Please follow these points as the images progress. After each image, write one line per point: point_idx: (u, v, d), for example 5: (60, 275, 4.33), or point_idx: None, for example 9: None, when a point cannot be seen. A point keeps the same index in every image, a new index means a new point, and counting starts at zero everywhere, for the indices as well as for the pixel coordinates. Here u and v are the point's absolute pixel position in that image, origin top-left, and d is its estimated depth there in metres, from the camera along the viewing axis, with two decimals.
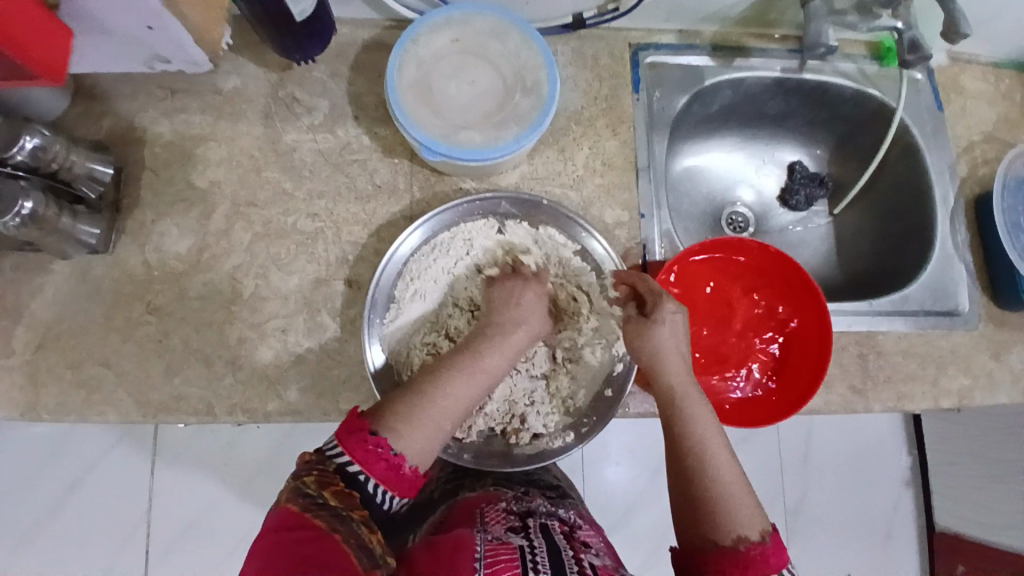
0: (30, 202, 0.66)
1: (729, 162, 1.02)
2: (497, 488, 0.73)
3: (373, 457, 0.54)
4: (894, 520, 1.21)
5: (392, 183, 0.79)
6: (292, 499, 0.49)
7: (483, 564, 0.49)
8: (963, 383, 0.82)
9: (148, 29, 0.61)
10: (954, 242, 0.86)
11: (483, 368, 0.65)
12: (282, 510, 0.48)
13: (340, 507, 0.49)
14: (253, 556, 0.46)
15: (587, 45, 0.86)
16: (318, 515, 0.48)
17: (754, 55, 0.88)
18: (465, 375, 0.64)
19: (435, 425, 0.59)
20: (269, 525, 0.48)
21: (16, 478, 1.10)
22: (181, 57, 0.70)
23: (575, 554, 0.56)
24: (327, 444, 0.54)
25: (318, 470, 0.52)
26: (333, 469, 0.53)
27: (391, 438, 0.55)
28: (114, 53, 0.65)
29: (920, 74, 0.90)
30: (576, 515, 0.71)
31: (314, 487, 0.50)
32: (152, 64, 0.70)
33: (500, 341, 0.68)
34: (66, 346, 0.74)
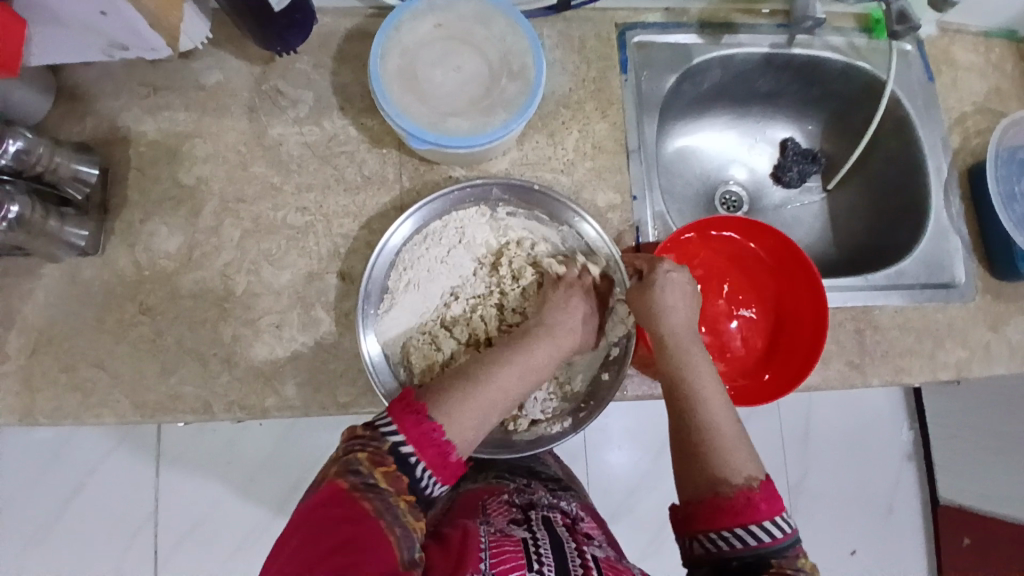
0: (16, 207, 0.65)
1: (721, 142, 1.01)
2: (500, 479, 0.73)
3: (427, 440, 0.52)
4: (897, 494, 1.22)
5: (381, 174, 0.79)
6: (342, 474, 0.49)
7: (489, 555, 0.49)
8: (961, 356, 0.82)
9: (101, 14, 0.59)
10: (949, 215, 0.86)
11: (534, 365, 0.65)
12: (331, 484, 0.48)
13: (390, 490, 0.49)
14: (297, 525, 0.46)
15: (573, 27, 0.85)
16: (366, 497, 0.47)
17: (742, 31, 0.87)
18: (513, 369, 0.63)
19: (484, 415, 0.58)
20: (314, 497, 0.48)
21: (19, 483, 1.10)
22: (138, 46, 0.65)
23: (577, 546, 0.56)
24: (380, 419, 0.53)
25: (373, 447, 0.51)
26: (387, 448, 0.51)
27: (444, 424, 0.55)
28: (68, 38, 0.62)
29: (910, 45, 0.89)
30: (579, 507, 0.71)
31: (366, 465, 0.50)
32: (111, 52, 0.66)
33: (547, 339, 0.67)
34: (59, 350, 0.74)
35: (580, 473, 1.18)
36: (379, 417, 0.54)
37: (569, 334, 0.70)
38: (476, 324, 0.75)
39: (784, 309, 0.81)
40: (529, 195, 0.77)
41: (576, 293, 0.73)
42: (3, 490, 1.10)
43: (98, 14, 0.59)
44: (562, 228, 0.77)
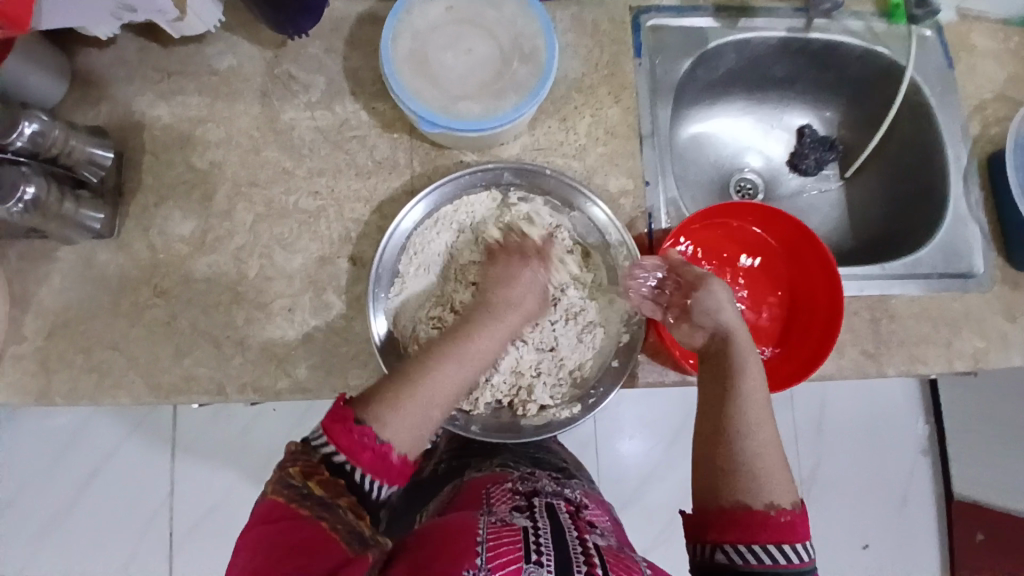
0: (32, 188, 0.66)
1: (736, 128, 1.00)
2: (505, 469, 0.73)
3: (360, 446, 0.53)
4: (910, 487, 1.20)
5: (392, 159, 0.79)
6: (278, 490, 0.50)
7: (486, 548, 0.49)
8: (979, 346, 0.80)
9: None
10: (968, 202, 0.84)
11: (475, 353, 0.66)
12: (269, 502, 0.50)
13: (327, 495, 0.50)
14: (246, 549, 0.48)
15: (586, 11, 0.84)
16: (303, 505, 0.49)
17: (759, 14, 0.86)
18: (456, 362, 0.64)
19: (423, 417, 0.59)
20: (258, 517, 0.49)
21: (39, 465, 1.12)
22: (146, 7, 0.66)
23: (579, 535, 0.57)
24: (312, 434, 0.54)
25: (304, 460, 0.52)
26: (320, 459, 0.53)
27: (377, 426, 0.55)
28: (80, 4, 0.63)
29: (930, 30, 0.87)
30: (583, 495, 0.71)
31: (299, 477, 0.51)
32: (120, 15, 0.68)
33: (489, 324, 0.68)
34: (75, 333, 0.75)
35: (592, 462, 1.19)
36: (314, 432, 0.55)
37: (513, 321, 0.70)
38: None
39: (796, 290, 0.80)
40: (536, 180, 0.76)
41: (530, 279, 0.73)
42: (24, 472, 1.12)
43: None
44: (573, 213, 0.77)
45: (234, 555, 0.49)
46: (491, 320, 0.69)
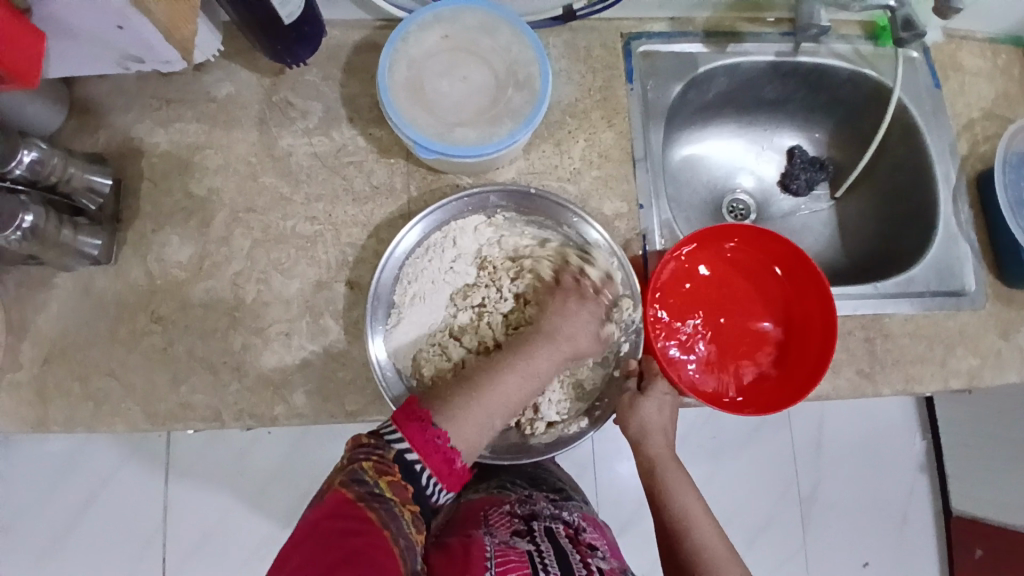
0: (30, 217, 0.66)
1: (727, 149, 1.01)
2: (504, 490, 0.73)
3: (432, 447, 0.58)
4: (910, 505, 1.20)
5: (389, 184, 0.79)
6: (347, 484, 0.54)
7: (496, 571, 0.51)
8: (972, 363, 0.81)
9: (117, 29, 0.58)
10: (958, 221, 0.85)
11: (535, 370, 0.70)
12: (337, 493, 0.53)
13: (393, 499, 0.54)
14: (303, 537, 0.50)
15: (579, 38, 0.86)
16: (371, 507, 0.52)
17: (748, 40, 0.88)
18: (519, 376, 0.68)
19: (479, 429, 0.64)
20: (322, 507, 0.52)
21: (32, 493, 1.11)
22: (152, 57, 0.64)
23: (582, 560, 0.58)
24: (385, 428, 0.58)
25: (377, 456, 0.56)
26: (392, 455, 0.57)
27: (445, 429, 0.61)
28: (85, 49, 0.62)
29: (917, 52, 0.89)
30: (581, 516, 0.71)
31: (371, 474, 0.55)
32: (127, 64, 0.66)
33: (545, 343, 0.72)
34: (71, 360, 0.75)
35: (590, 485, 1.18)
36: (384, 427, 0.59)
37: (568, 351, 0.72)
38: (484, 333, 0.77)
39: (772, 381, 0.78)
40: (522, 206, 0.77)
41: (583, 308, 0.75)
42: (15, 501, 1.11)
43: (114, 28, 0.58)
44: (564, 230, 0.78)
45: (289, 548, 0.50)
46: (544, 341, 0.72)
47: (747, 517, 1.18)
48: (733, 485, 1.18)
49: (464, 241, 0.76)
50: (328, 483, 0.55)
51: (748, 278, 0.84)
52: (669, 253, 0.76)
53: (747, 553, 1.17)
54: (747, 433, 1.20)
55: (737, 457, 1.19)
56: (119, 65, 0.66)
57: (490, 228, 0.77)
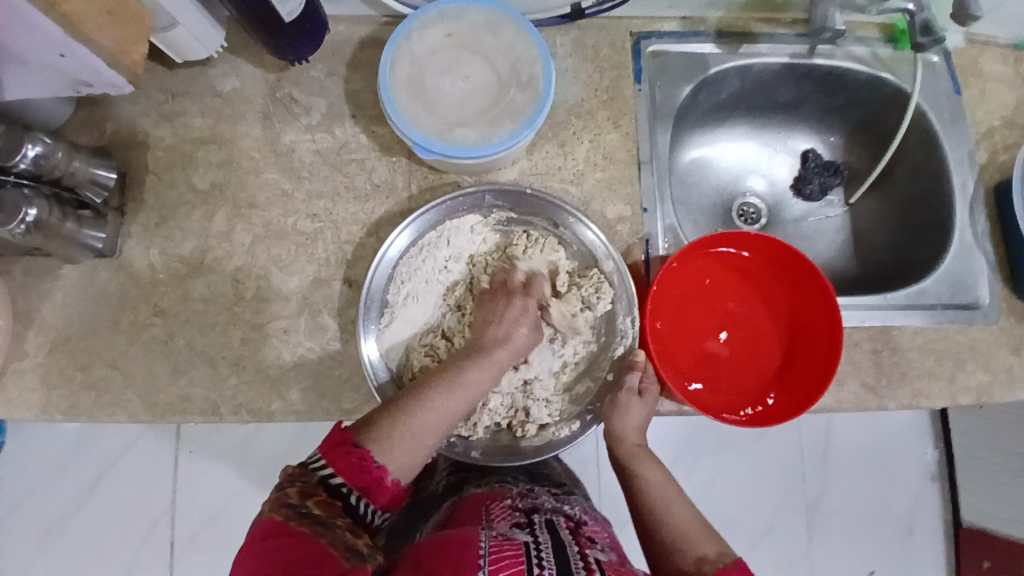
0: (34, 210, 0.67)
1: (739, 152, 0.99)
2: (503, 485, 0.73)
3: (358, 469, 0.56)
4: (918, 513, 1.19)
5: (390, 182, 0.79)
6: (274, 510, 0.51)
7: (488, 560, 0.49)
8: (981, 379, 0.79)
9: (60, 55, 0.57)
10: (974, 232, 0.83)
11: (466, 387, 0.65)
12: (264, 521, 0.50)
13: (324, 514, 0.51)
14: (240, 568, 0.47)
15: (587, 36, 0.84)
16: (300, 522, 0.49)
17: (762, 40, 0.85)
18: (446, 392, 0.63)
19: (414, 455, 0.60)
20: (252, 536, 0.49)
21: (45, 473, 1.14)
22: (102, 82, 0.62)
23: (580, 550, 0.56)
24: (311, 459, 0.56)
25: (301, 483, 0.54)
26: (317, 481, 0.55)
27: (375, 451, 0.57)
28: (35, 74, 0.61)
29: (937, 57, 0.86)
30: (582, 511, 0.70)
31: (297, 497, 0.52)
32: (79, 88, 0.64)
33: (474, 359, 0.67)
34: (76, 350, 0.76)
35: (591, 486, 1.18)
36: (312, 458, 0.57)
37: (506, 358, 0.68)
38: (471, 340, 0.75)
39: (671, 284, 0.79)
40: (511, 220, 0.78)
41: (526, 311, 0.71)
42: (29, 479, 1.14)
43: (57, 56, 0.57)
44: (561, 231, 0.77)
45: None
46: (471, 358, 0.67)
47: (749, 521, 1.17)
48: (736, 489, 1.17)
49: (460, 241, 0.76)
50: (259, 515, 0.52)
51: (752, 285, 0.82)
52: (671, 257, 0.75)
53: (748, 557, 1.16)
54: (752, 436, 1.18)
55: (740, 460, 1.18)
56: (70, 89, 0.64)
57: (486, 228, 0.77)
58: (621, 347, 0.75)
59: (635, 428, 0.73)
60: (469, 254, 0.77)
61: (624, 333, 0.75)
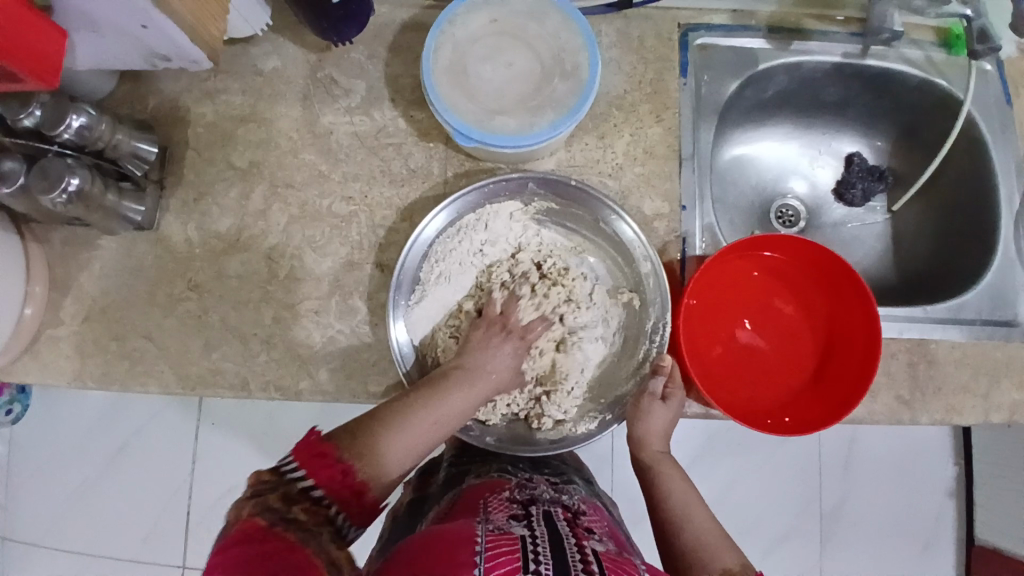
0: (76, 179, 0.67)
1: (781, 152, 0.97)
2: (504, 477, 0.71)
3: (342, 483, 0.51)
4: (935, 529, 1.16)
5: (426, 168, 0.79)
6: (256, 514, 0.46)
7: (485, 555, 0.47)
8: (1017, 398, 0.77)
9: (140, 27, 0.59)
10: (1019, 246, 0.80)
11: (451, 414, 0.63)
12: (244, 524, 0.45)
13: (310, 522, 0.47)
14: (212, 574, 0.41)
15: (633, 26, 0.83)
16: (287, 531, 0.45)
17: (813, 38, 0.83)
18: (425, 417, 0.61)
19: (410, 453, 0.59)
20: (224, 544, 0.44)
21: (73, 436, 1.17)
22: (177, 56, 0.66)
23: (577, 542, 0.54)
24: (284, 463, 0.51)
25: (280, 489, 0.49)
26: (298, 490, 0.49)
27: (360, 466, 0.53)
28: (111, 48, 0.64)
29: (991, 65, 0.83)
30: (581, 501, 0.69)
31: (279, 503, 0.47)
32: (154, 61, 0.68)
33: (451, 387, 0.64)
34: (111, 319, 0.77)
35: (607, 483, 1.18)
36: (283, 463, 0.52)
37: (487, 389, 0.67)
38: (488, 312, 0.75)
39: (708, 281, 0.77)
40: (558, 209, 0.77)
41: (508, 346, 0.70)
42: (60, 441, 1.17)
43: (138, 27, 0.59)
44: (601, 225, 0.76)
45: None
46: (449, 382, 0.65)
47: (764, 528, 1.16)
48: (752, 495, 1.16)
49: (497, 226, 0.75)
50: (232, 519, 0.46)
51: (793, 295, 0.81)
52: (713, 258, 0.74)
53: (762, 562, 1.15)
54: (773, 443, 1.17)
55: (760, 465, 1.16)
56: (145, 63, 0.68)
57: (525, 215, 0.77)
58: (648, 347, 0.75)
59: (657, 433, 0.72)
60: (508, 240, 0.77)
61: (654, 335, 0.74)
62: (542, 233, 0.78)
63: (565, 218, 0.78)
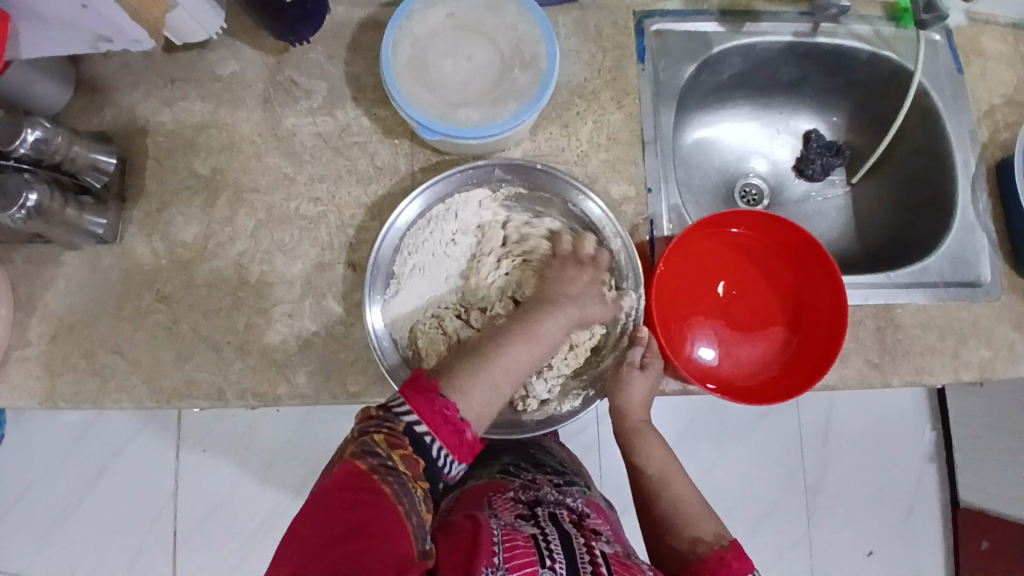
0: (35, 195, 0.66)
1: (741, 133, 0.99)
2: (506, 477, 0.72)
3: (443, 418, 0.54)
4: (918, 494, 1.19)
5: (393, 165, 0.79)
6: (360, 455, 0.50)
7: (503, 548, 0.48)
8: (984, 355, 0.79)
9: (81, 7, 0.58)
10: (976, 209, 0.83)
11: (542, 340, 0.68)
12: (348, 467, 0.49)
13: (408, 474, 0.50)
14: (313, 510, 0.47)
15: (589, 15, 0.84)
16: (385, 480, 0.48)
17: (764, 19, 0.85)
18: (525, 343, 0.66)
19: (498, 388, 0.62)
20: (330, 480, 0.48)
21: (47, 463, 1.14)
22: (121, 37, 0.64)
23: (586, 542, 0.55)
24: (393, 400, 0.54)
25: (388, 428, 0.52)
26: (402, 428, 0.52)
27: (455, 403, 0.57)
28: (52, 31, 0.62)
29: (938, 35, 0.86)
30: (585, 503, 0.69)
31: (384, 446, 0.50)
32: (97, 44, 0.65)
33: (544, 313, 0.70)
34: (80, 337, 0.76)
35: (593, 472, 1.19)
36: (392, 400, 0.55)
37: (578, 313, 0.71)
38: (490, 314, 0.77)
39: (677, 258, 0.79)
40: (526, 194, 0.77)
41: (593, 281, 0.74)
42: (33, 470, 1.14)
43: (78, 7, 0.58)
44: (568, 207, 0.76)
45: (297, 517, 0.47)
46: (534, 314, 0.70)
47: (751, 505, 1.17)
48: (736, 473, 1.18)
49: (468, 215, 0.76)
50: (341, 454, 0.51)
51: (763, 279, 0.82)
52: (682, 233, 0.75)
53: (750, 538, 1.17)
54: (752, 420, 1.19)
55: (743, 443, 1.18)
56: (88, 45, 0.65)
57: (494, 202, 0.77)
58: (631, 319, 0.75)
59: (639, 405, 0.73)
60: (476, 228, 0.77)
61: (629, 310, 0.75)
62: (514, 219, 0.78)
63: (532, 203, 0.78)
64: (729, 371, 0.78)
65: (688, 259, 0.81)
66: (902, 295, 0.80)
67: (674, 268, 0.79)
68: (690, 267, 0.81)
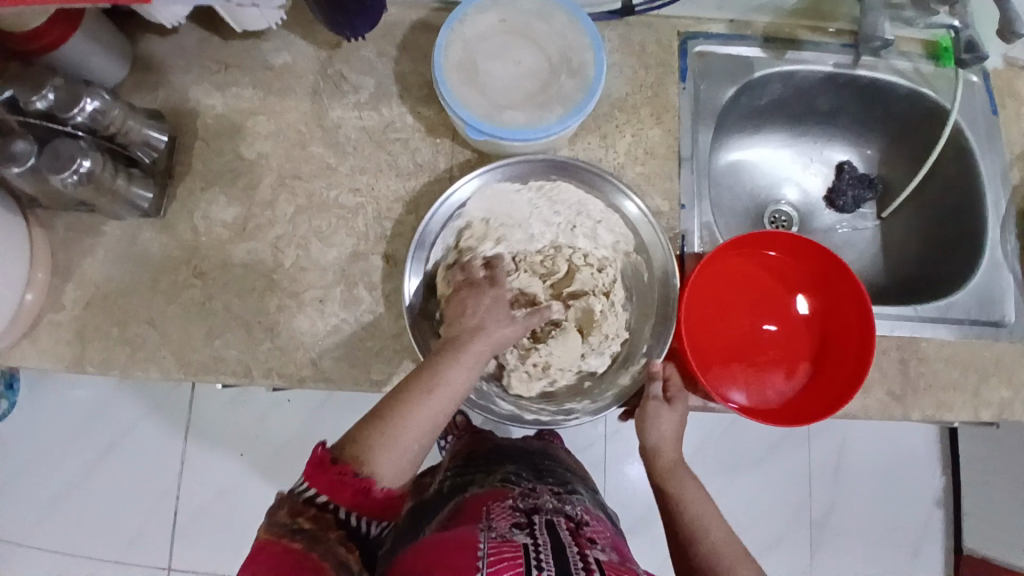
0: (88, 162, 0.68)
1: (774, 159, 1.00)
2: (507, 485, 0.71)
3: (342, 484, 0.51)
4: (923, 538, 1.18)
5: (432, 163, 0.80)
6: (271, 533, 0.48)
7: (486, 563, 0.46)
8: (1004, 396, 0.79)
9: None
10: (1004, 250, 0.83)
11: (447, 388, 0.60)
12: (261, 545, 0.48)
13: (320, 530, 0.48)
14: None
15: (634, 32, 0.85)
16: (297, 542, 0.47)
17: (807, 47, 0.87)
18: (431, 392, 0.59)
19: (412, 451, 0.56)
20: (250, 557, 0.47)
21: (59, 435, 1.15)
22: None
23: (579, 551, 0.53)
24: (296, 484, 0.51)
25: (291, 504, 0.50)
26: (304, 500, 0.50)
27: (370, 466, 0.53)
28: None
29: (976, 76, 0.87)
30: (584, 511, 0.69)
31: (289, 516, 0.49)
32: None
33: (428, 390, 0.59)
34: (113, 306, 0.77)
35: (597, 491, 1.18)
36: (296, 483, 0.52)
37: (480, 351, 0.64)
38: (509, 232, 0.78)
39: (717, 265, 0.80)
40: (639, 280, 0.78)
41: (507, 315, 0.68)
42: (43, 441, 1.15)
43: None
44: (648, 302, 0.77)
45: None
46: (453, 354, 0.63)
47: (756, 535, 1.16)
48: (742, 506, 1.17)
49: (601, 232, 0.79)
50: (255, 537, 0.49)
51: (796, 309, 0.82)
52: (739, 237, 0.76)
53: None
54: (762, 449, 1.18)
55: (752, 474, 1.17)
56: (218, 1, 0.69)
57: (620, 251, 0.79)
58: (533, 416, 0.74)
59: (676, 426, 0.70)
60: (604, 248, 0.80)
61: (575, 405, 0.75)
62: (614, 287, 0.79)
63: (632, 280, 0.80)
64: (744, 390, 0.78)
65: (726, 271, 0.82)
66: (926, 334, 0.80)
67: (714, 274, 0.81)
68: (728, 280, 0.82)
